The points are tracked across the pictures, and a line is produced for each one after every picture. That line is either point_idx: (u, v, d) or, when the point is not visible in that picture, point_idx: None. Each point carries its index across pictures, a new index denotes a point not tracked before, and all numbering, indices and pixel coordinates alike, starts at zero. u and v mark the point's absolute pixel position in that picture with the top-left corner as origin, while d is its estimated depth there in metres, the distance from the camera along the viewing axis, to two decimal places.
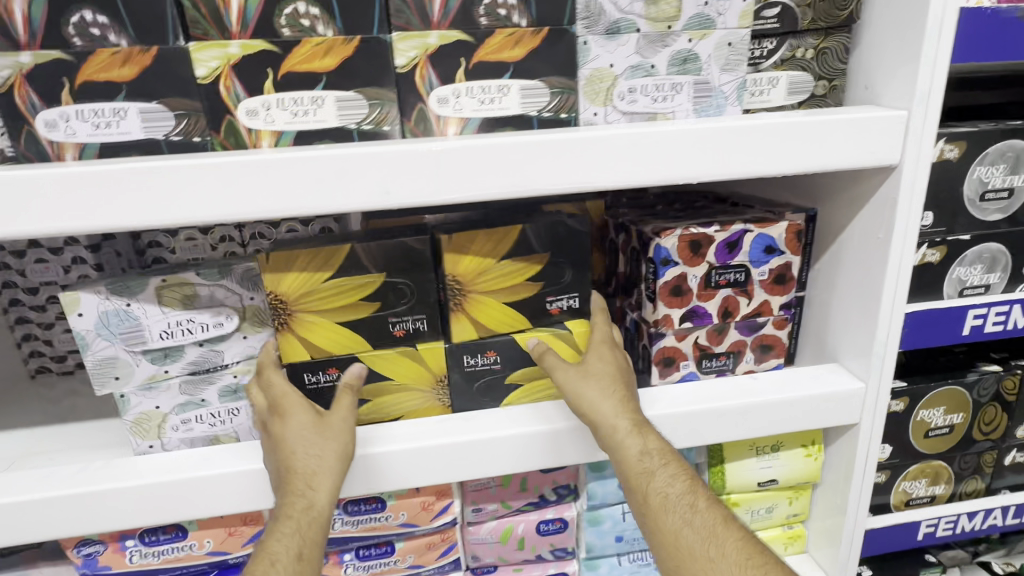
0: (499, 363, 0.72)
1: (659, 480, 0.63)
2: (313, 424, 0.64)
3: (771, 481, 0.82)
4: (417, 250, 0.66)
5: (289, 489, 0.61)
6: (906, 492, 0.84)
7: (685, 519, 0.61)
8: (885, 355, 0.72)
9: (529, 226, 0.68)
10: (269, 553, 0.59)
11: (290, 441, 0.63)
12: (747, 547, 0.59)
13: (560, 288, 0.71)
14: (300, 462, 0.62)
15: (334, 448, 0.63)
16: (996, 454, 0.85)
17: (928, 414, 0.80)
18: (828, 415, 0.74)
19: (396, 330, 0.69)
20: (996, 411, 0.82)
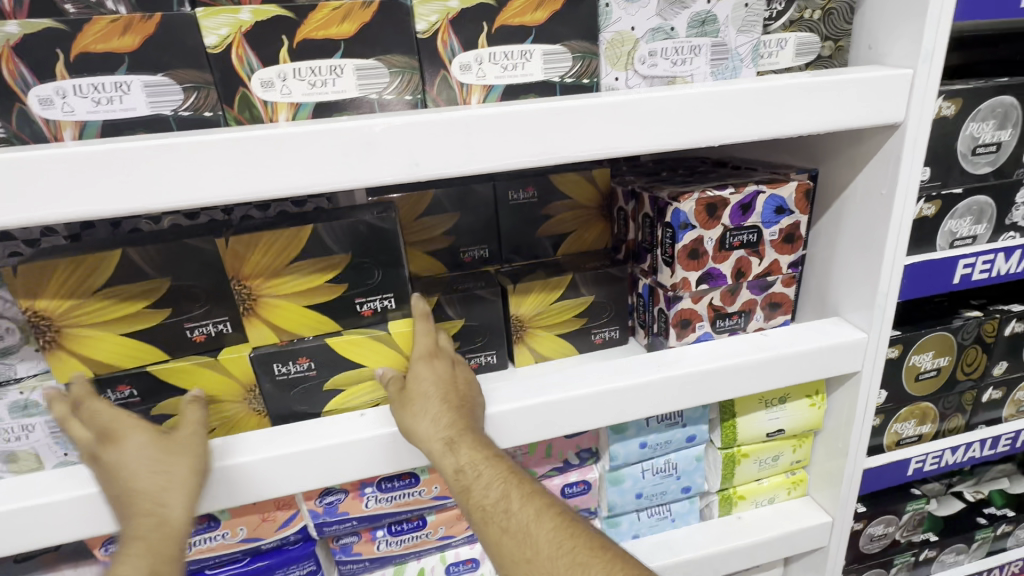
0: (313, 368, 0.68)
1: (478, 491, 0.62)
2: (155, 448, 0.58)
3: (779, 431, 0.87)
4: (206, 252, 0.62)
5: (132, 511, 0.56)
6: (897, 432, 0.90)
7: (505, 526, 0.60)
8: (885, 306, 0.76)
9: (322, 226, 0.64)
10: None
11: (126, 472, 0.57)
12: (566, 543, 0.58)
13: (369, 289, 0.68)
14: (142, 488, 0.57)
15: (184, 468, 0.58)
16: (976, 392, 0.93)
17: (919, 358, 0.86)
18: (834, 365, 0.78)
19: (195, 336, 0.65)
20: (977, 352, 0.89)
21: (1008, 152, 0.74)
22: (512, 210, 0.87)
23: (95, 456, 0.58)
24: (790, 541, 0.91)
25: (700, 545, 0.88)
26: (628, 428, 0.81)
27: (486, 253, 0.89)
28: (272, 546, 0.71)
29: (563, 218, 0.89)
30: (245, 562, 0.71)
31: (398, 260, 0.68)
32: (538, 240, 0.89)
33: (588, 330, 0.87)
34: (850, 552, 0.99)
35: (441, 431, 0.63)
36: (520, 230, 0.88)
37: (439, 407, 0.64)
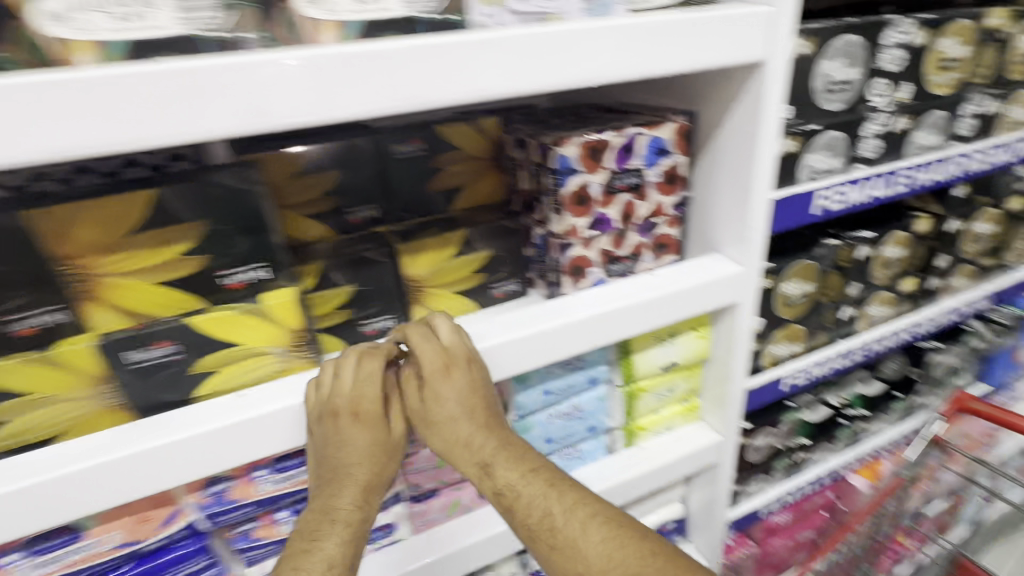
0: (179, 352, 0.60)
1: (519, 509, 0.66)
2: (379, 441, 0.67)
3: (671, 363, 0.92)
4: (16, 229, 0.52)
5: (340, 491, 0.65)
6: (773, 354, 1.00)
7: (552, 542, 0.63)
8: (757, 240, 0.82)
9: (166, 188, 0.57)
10: (311, 548, 0.61)
11: (352, 450, 0.65)
12: (615, 552, 0.60)
13: (235, 259, 0.61)
14: (354, 472, 0.65)
15: (386, 466, 0.68)
16: (835, 311, 1.05)
17: (787, 286, 0.95)
18: (715, 298, 0.84)
19: (19, 329, 0.55)
20: (834, 277, 1.00)
21: (856, 90, 0.81)
22: (398, 164, 0.81)
23: (332, 420, 0.64)
24: (687, 461, 0.99)
25: (609, 476, 0.94)
26: (530, 377, 0.82)
27: (376, 213, 0.83)
28: (156, 548, 0.64)
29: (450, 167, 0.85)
30: (127, 570, 0.64)
31: (264, 225, 0.61)
32: (429, 196, 0.85)
33: (487, 285, 0.86)
34: (739, 463, 1.10)
35: (477, 454, 0.68)
36: (409, 185, 0.83)
37: (466, 428, 0.68)
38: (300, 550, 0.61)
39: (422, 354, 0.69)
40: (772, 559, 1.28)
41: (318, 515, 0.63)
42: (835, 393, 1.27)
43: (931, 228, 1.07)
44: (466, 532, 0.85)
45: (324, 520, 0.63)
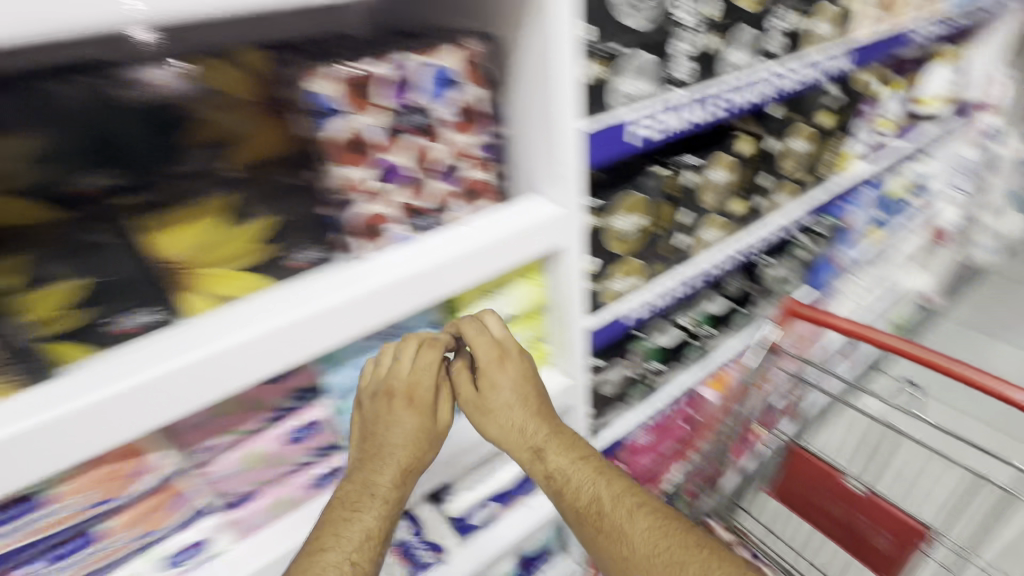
0: None
1: (569, 490, 0.79)
2: (425, 427, 0.77)
3: (506, 315, 0.89)
4: None
5: (375, 464, 0.72)
6: (614, 289, 1.00)
7: (602, 523, 0.76)
8: (575, 179, 0.78)
9: None
10: (354, 518, 0.68)
11: (395, 430, 0.74)
12: (658, 539, 0.72)
13: None
14: (403, 453, 0.74)
15: (427, 451, 0.77)
16: (670, 241, 1.06)
17: (616, 221, 0.92)
18: (538, 244, 0.79)
19: None
20: (665, 207, 1.00)
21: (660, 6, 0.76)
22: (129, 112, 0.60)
23: (386, 399, 0.74)
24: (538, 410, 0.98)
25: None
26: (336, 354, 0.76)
27: (115, 182, 0.60)
28: None
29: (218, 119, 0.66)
30: None
31: None
32: (184, 151, 0.65)
33: (278, 256, 0.73)
34: (595, 398, 1.13)
35: (533, 440, 0.82)
36: (151, 141, 0.62)
37: (525, 414, 0.82)
38: (340, 517, 0.67)
39: (478, 347, 0.79)
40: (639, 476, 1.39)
41: (360, 487, 0.70)
42: (686, 316, 1.34)
43: (753, 150, 1.11)
44: (294, 532, 0.76)
45: (368, 489, 0.70)
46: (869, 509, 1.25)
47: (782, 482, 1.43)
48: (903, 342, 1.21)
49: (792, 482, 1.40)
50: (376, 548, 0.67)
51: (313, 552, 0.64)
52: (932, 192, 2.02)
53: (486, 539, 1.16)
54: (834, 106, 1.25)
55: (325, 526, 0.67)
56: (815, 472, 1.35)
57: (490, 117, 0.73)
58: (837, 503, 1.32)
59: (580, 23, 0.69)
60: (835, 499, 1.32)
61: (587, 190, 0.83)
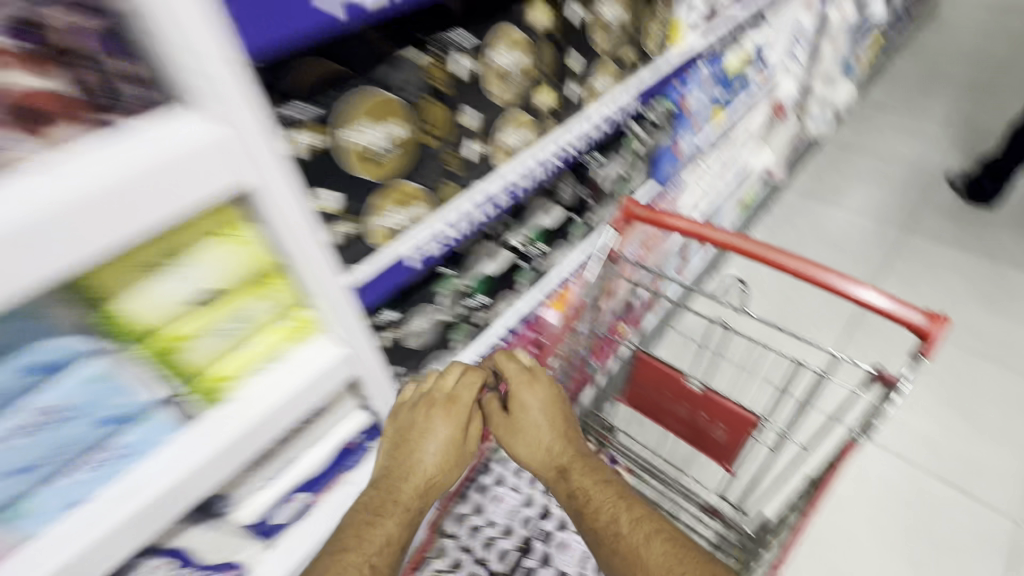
0: None
1: (591, 507, 1.00)
2: (455, 443, 1.02)
3: (205, 293, 0.61)
4: None
5: (409, 474, 0.96)
6: (382, 225, 0.76)
7: (604, 540, 0.95)
8: (220, 75, 0.48)
9: None
10: (372, 532, 0.90)
11: (424, 435, 0.97)
12: (668, 556, 0.89)
13: None
14: (430, 470, 0.98)
15: (449, 477, 1.03)
16: (455, 152, 0.82)
17: (356, 133, 0.65)
18: (198, 183, 0.51)
19: None
20: (435, 108, 0.75)
21: None
22: None
23: (428, 414, 0.98)
24: (305, 396, 0.77)
25: (178, 460, 0.67)
26: None
27: None
28: None
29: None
30: None
31: None
32: None
33: None
34: (400, 356, 0.94)
35: (553, 461, 1.06)
36: None
37: (541, 436, 1.07)
38: (364, 521, 0.90)
39: (509, 369, 1.10)
40: None
41: (388, 488, 0.95)
42: (513, 237, 1.14)
43: (548, 21, 0.88)
44: None
45: (395, 495, 0.95)
46: (705, 405, 1.26)
47: (632, 388, 1.42)
48: (733, 238, 1.14)
49: (640, 387, 1.39)
50: (389, 546, 0.90)
51: (336, 552, 0.86)
52: (772, 64, 1.95)
53: (300, 536, 0.99)
54: None
55: (353, 531, 0.90)
56: (658, 375, 1.33)
57: None
58: (679, 402, 1.32)
59: None
60: (676, 399, 1.32)
61: (263, 92, 0.54)
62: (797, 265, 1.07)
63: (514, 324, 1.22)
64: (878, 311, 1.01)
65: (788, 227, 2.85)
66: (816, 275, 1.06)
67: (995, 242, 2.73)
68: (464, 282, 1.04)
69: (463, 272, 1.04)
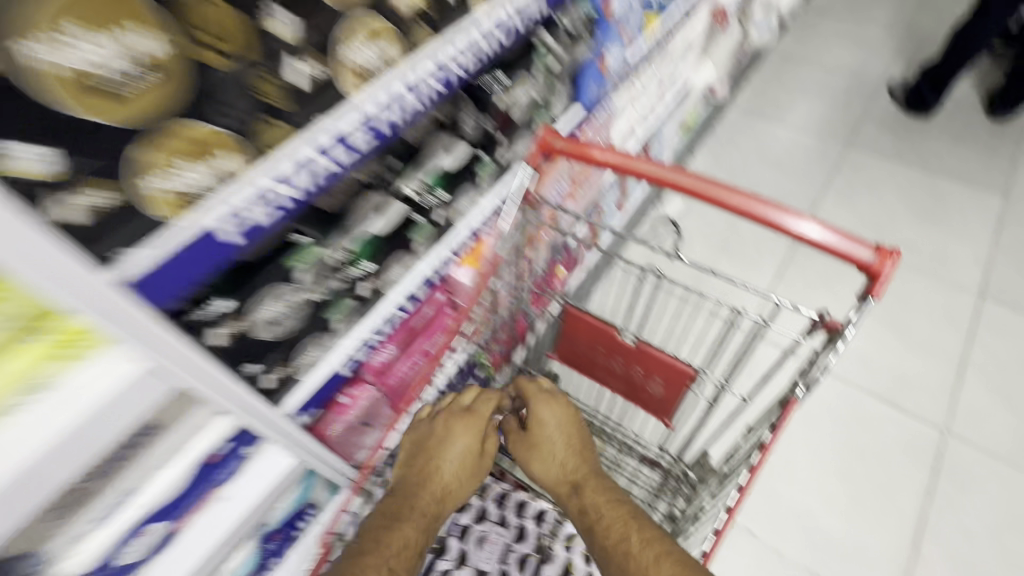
0: None
1: (600, 525, 1.02)
2: (469, 456, 1.15)
3: None
4: None
5: (429, 481, 1.10)
6: (166, 188, 0.54)
7: (611, 557, 0.96)
8: None
9: None
10: (396, 537, 0.99)
11: (451, 468, 1.13)
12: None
13: None
14: (449, 480, 1.10)
15: (466, 488, 1.13)
16: (273, 78, 0.59)
17: (60, 51, 0.42)
18: None
19: None
20: (218, 11, 0.51)
21: None
22: None
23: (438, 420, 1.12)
24: (82, 444, 0.54)
25: None
26: None
27: None
28: None
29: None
30: None
31: None
32: None
33: None
34: (252, 347, 0.75)
35: (567, 476, 1.14)
36: None
37: (561, 461, 1.17)
38: (382, 526, 1.00)
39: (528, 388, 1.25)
40: (394, 390, 1.14)
41: (409, 496, 1.06)
42: (404, 186, 0.92)
43: None
44: None
45: (411, 506, 1.05)
46: (639, 360, 1.15)
47: (562, 344, 1.28)
48: (664, 171, 0.97)
49: (571, 343, 1.26)
50: (410, 556, 0.97)
51: (362, 552, 0.95)
52: None
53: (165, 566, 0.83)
54: None
55: (374, 534, 0.98)
56: (589, 330, 1.19)
57: None
58: (612, 358, 1.20)
59: None
60: (610, 354, 1.20)
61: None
62: (734, 199, 0.92)
63: (415, 290, 1.03)
64: (819, 246, 0.88)
65: (731, 148, 2.71)
66: (753, 211, 0.91)
67: (928, 150, 2.72)
68: (337, 249, 0.83)
69: (336, 236, 0.83)
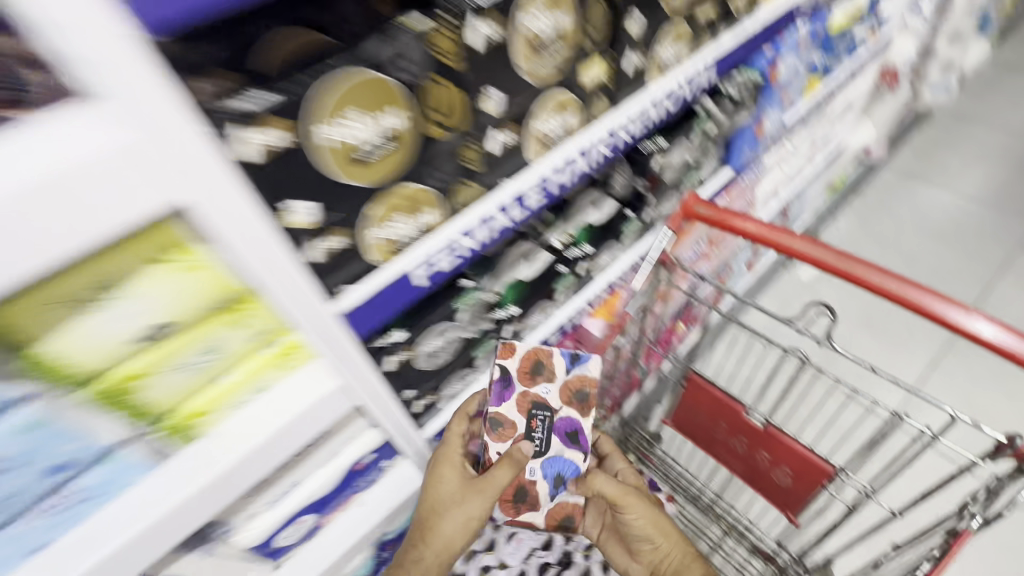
0: None
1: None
2: (452, 488, 0.91)
3: (154, 325, 0.50)
4: None
5: (429, 513, 0.92)
6: (384, 238, 0.63)
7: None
8: (106, 61, 0.35)
9: None
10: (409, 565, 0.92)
11: (450, 502, 0.91)
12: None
13: None
14: (438, 506, 0.92)
15: (455, 527, 0.91)
16: (476, 146, 0.66)
17: (340, 128, 0.51)
18: (107, 207, 0.39)
19: None
20: (448, 90, 0.58)
21: None
22: None
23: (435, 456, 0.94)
24: (308, 423, 0.70)
25: (150, 502, 0.61)
26: None
27: None
28: None
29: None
30: None
31: None
32: None
33: None
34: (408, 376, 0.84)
35: (654, 525, 0.98)
36: None
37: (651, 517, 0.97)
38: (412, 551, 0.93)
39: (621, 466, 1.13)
40: None
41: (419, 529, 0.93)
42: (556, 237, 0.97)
43: None
44: None
45: (423, 537, 0.92)
46: (767, 444, 1.07)
47: (681, 414, 1.24)
48: (811, 249, 0.90)
49: (690, 413, 1.21)
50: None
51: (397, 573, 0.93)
52: (886, 20, 1.61)
53: (306, 554, 0.94)
54: None
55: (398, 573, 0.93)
56: (710, 404, 1.15)
57: None
58: (734, 437, 1.14)
59: None
60: (732, 432, 1.14)
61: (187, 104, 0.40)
62: (871, 276, 0.84)
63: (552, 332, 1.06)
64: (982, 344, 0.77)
65: (885, 214, 2.26)
66: (889, 289, 0.83)
67: None
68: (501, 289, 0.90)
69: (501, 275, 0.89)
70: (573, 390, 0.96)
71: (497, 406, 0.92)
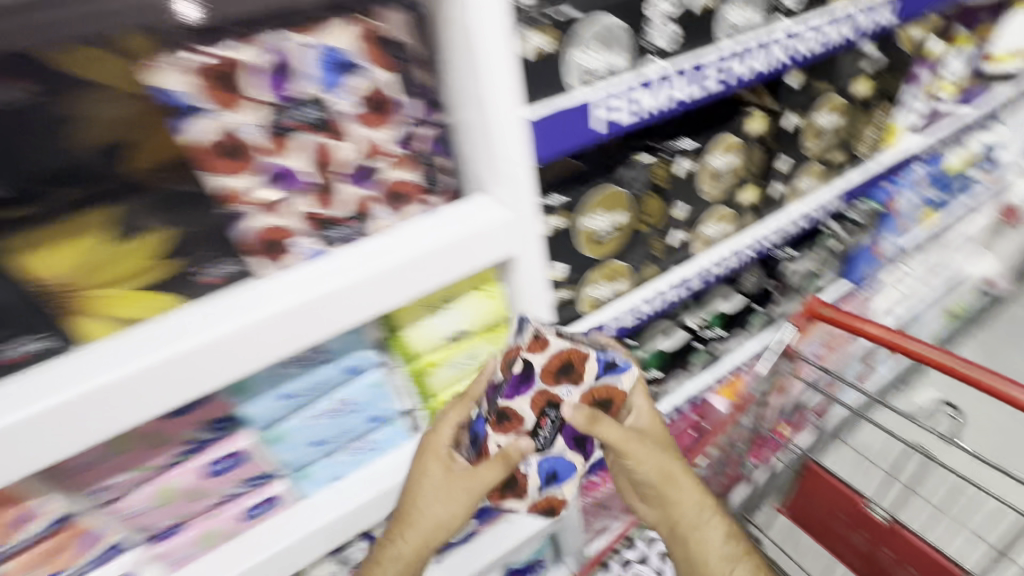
0: None
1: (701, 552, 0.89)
2: (436, 485, 0.76)
3: (460, 332, 0.78)
4: None
5: (407, 513, 0.77)
6: (593, 296, 0.88)
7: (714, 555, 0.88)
8: (518, 177, 0.66)
9: None
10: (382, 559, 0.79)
11: (432, 498, 0.75)
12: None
13: None
14: (414, 508, 0.76)
15: (439, 514, 0.76)
16: (661, 239, 0.91)
17: (591, 220, 0.79)
18: (482, 253, 0.69)
19: None
20: (655, 201, 0.86)
21: None
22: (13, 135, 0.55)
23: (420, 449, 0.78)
24: None
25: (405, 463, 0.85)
26: (253, 384, 0.68)
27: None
28: None
29: (63, 69, 0.42)
30: None
31: None
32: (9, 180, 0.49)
33: (185, 272, 0.56)
34: None
35: (658, 473, 0.85)
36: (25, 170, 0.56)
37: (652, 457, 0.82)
38: (386, 541, 0.79)
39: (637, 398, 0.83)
40: None
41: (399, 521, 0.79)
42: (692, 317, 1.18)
43: (766, 129, 0.93)
44: (266, 545, 0.75)
45: (402, 533, 0.78)
46: (892, 540, 1.11)
47: (798, 503, 1.29)
48: (943, 357, 0.97)
49: (807, 502, 1.27)
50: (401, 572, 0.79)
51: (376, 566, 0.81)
52: (1004, 164, 1.74)
53: None
54: (872, 69, 1.03)
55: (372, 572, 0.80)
56: (829, 493, 1.21)
57: (407, 121, 0.60)
58: (856, 531, 1.18)
59: (520, 49, 0.60)
60: (853, 525, 1.18)
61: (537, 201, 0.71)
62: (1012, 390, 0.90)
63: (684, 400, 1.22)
64: None
65: (1015, 347, 2.19)
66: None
67: None
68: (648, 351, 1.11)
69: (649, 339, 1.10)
70: (599, 399, 0.74)
71: (509, 399, 0.72)
